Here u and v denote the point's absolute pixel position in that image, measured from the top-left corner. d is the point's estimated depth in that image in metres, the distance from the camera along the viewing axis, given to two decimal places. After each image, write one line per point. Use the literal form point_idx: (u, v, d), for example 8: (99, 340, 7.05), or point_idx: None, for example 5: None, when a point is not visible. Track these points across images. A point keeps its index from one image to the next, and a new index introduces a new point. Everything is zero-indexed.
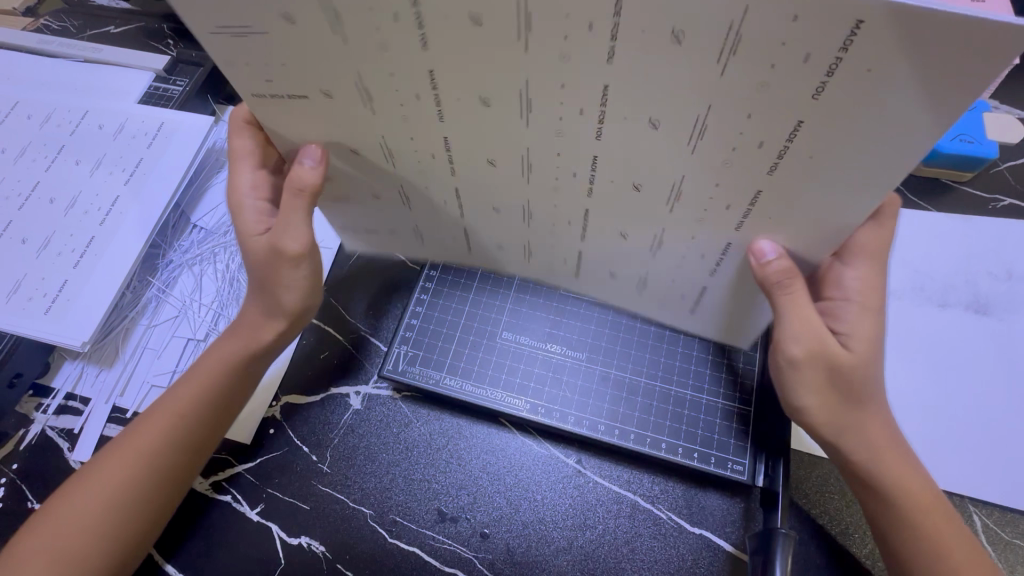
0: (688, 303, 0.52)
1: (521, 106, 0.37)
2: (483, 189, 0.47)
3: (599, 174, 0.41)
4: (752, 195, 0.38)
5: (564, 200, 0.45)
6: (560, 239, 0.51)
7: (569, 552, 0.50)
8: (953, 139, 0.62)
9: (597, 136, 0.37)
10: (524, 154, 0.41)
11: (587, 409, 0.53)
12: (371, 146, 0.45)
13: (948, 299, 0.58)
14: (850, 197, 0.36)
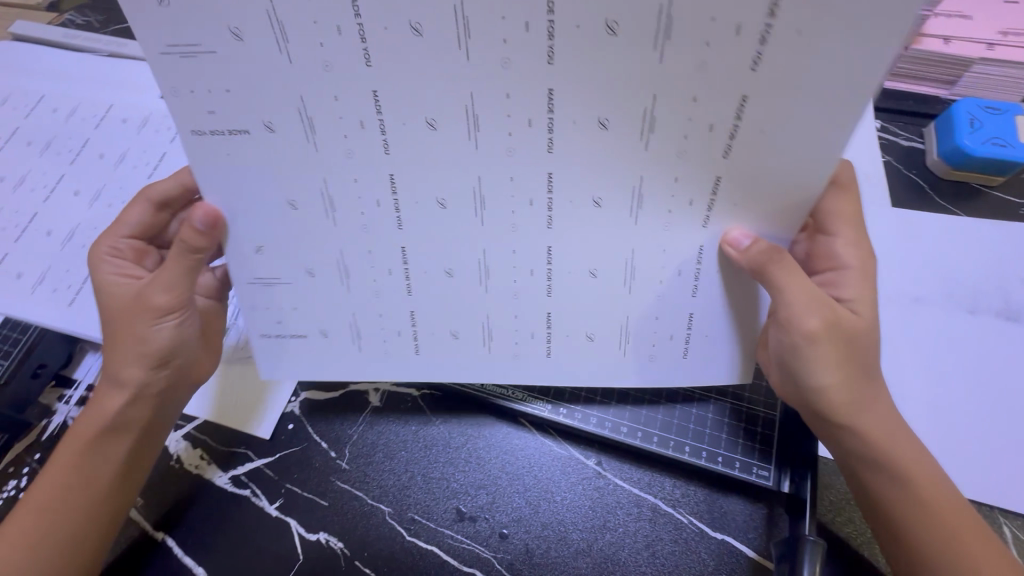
0: (645, 347, 0.49)
1: (467, 124, 0.39)
2: (430, 241, 0.45)
3: (556, 195, 0.42)
4: (712, 182, 0.40)
5: (523, 240, 0.44)
6: (484, 304, 0.48)
7: (589, 554, 0.50)
8: (983, 142, 0.61)
9: (550, 149, 0.40)
10: (473, 184, 0.42)
11: (609, 410, 0.53)
12: (310, 196, 0.43)
13: (978, 305, 0.57)
14: (807, 165, 0.38)
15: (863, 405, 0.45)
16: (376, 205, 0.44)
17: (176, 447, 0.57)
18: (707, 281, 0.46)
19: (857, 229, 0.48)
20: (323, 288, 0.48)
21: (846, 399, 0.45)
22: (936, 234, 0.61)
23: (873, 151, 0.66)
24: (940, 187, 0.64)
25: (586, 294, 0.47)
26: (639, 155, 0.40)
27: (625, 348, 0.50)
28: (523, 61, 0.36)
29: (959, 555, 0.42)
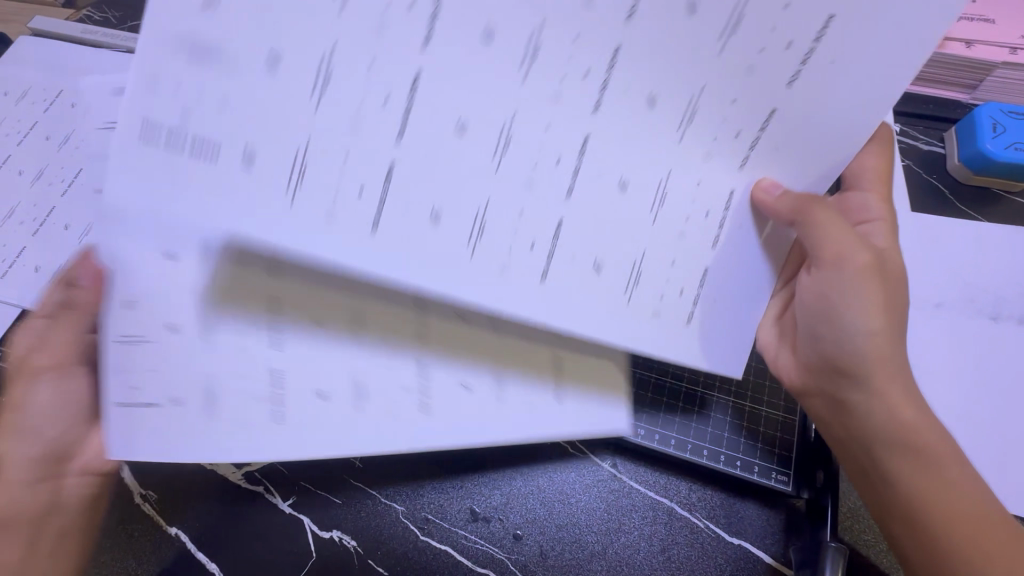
0: (648, 295, 0.45)
1: (528, 40, 0.39)
2: (434, 168, 0.40)
3: (603, 113, 0.41)
4: (765, 114, 0.42)
5: (549, 171, 0.42)
6: (485, 240, 0.42)
7: (604, 557, 0.50)
8: (1005, 147, 0.60)
9: (610, 63, 0.40)
10: (516, 105, 0.40)
11: (628, 413, 0.52)
12: (286, 138, 0.39)
13: (1001, 311, 0.56)
14: (857, 100, 0.41)
15: (892, 365, 0.44)
16: (383, 119, 0.39)
17: None
18: (734, 233, 0.45)
19: (885, 186, 0.50)
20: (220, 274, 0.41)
21: (874, 352, 0.44)
22: (959, 240, 0.60)
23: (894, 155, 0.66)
24: (962, 192, 0.64)
25: (598, 253, 0.44)
26: (694, 70, 0.40)
27: (630, 294, 0.44)
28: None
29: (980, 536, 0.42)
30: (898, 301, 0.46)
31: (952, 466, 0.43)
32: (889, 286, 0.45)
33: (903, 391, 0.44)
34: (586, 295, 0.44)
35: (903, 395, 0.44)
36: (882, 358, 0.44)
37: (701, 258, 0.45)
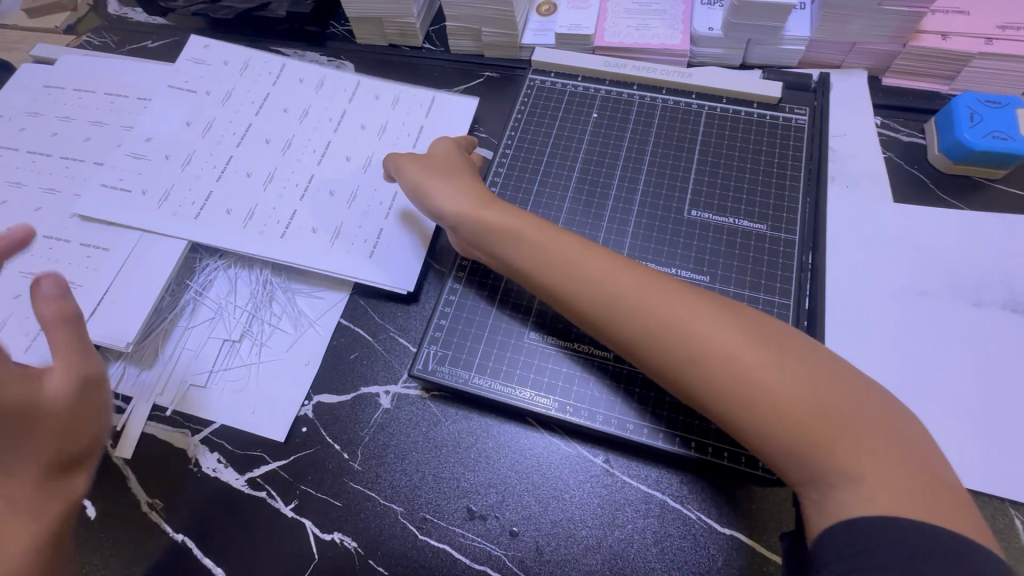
0: (348, 244, 0.66)
1: (346, 126, 0.74)
2: (272, 180, 0.70)
3: (330, 160, 0.71)
4: (344, 160, 0.72)
5: (309, 192, 0.69)
6: (303, 217, 0.67)
7: (598, 551, 0.51)
8: (983, 136, 0.61)
9: (356, 135, 0.73)
10: (305, 158, 0.71)
11: (615, 408, 0.53)
12: (208, 176, 0.70)
13: (983, 297, 0.57)
14: (318, 143, 0.73)
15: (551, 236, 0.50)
16: (251, 174, 0.70)
17: (193, 451, 0.59)
18: (409, 216, 0.67)
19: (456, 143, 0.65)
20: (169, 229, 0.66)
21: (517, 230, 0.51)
22: (940, 229, 0.61)
23: (873, 148, 0.67)
24: (943, 181, 0.65)
25: (353, 223, 0.67)
26: (355, 135, 0.74)
27: (372, 250, 0.65)
28: (331, 91, 0.76)
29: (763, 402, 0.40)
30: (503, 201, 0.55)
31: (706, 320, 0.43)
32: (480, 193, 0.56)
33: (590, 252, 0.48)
34: (307, 248, 0.65)
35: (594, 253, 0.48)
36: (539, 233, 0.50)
37: (380, 221, 0.67)
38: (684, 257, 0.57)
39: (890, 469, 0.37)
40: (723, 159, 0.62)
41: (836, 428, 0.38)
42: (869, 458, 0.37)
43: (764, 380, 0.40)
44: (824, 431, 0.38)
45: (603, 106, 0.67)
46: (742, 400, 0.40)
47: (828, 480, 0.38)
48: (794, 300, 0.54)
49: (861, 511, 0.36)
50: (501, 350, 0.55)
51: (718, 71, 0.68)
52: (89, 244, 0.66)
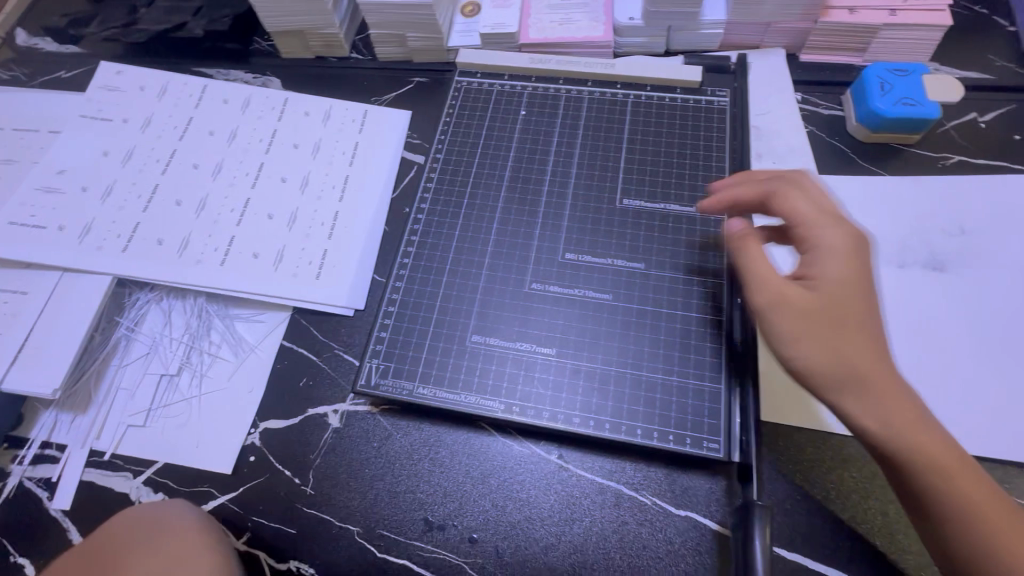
0: (293, 267, 0.65)
1: (278, 144, 0.72)
2: (205, 206, 0.67)
3: (265, 181, 0.69)
4: (281, 180, 0.70)
5: (246, 217, 0.67)
6: (241, 243, 0.65)
7: (558, 547, 0.51)
8: (895, 103, 0.63)
9: (291, 153, 0.72)
10: (239, 181, 0.69)
11: (561, 404, 0.51)
12: (133, 205, 0.67)
13: (906, 260, 0.59)
14: (251, 164, 0.70)
15: (810, 320, 0.44)
16: (180, 202, 0.67)
17: (136, 494, 0.56)
18: (353, 234, 0.67)
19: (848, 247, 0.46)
20: (95, 264, 0.63)
21: (819, 322, 0.44)
22: (863, 197, 0.63)
23: (794, 123, 0.69)
24: (861, 150, 0.67)
25: (297, 245, 0.66)
26: (289, 153, 0.72)
27: (319, 272, 0.64)
28: (261, 110, 0.74)
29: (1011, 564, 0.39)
30: (844, 264, 0.45)
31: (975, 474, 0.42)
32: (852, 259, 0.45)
33: (817, 343, 0.43)
34: (249, 275, 0.64)
35: (820, 344, 0.43)
36: (859, 325, 0.44)
37: (325, 242, 0.66)
38: (619, 246, 0.57)
39: None
40: (652, 146, 0.63)
41: None
42: None
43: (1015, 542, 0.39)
44: None
45: (531, 103, 0.67)
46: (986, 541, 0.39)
47: None
48: (727, 279, 0.55)
49: None
50: (444, 357, 0.54)
51: (642, 60, 0.69)
52: (8, 289, 0.63)
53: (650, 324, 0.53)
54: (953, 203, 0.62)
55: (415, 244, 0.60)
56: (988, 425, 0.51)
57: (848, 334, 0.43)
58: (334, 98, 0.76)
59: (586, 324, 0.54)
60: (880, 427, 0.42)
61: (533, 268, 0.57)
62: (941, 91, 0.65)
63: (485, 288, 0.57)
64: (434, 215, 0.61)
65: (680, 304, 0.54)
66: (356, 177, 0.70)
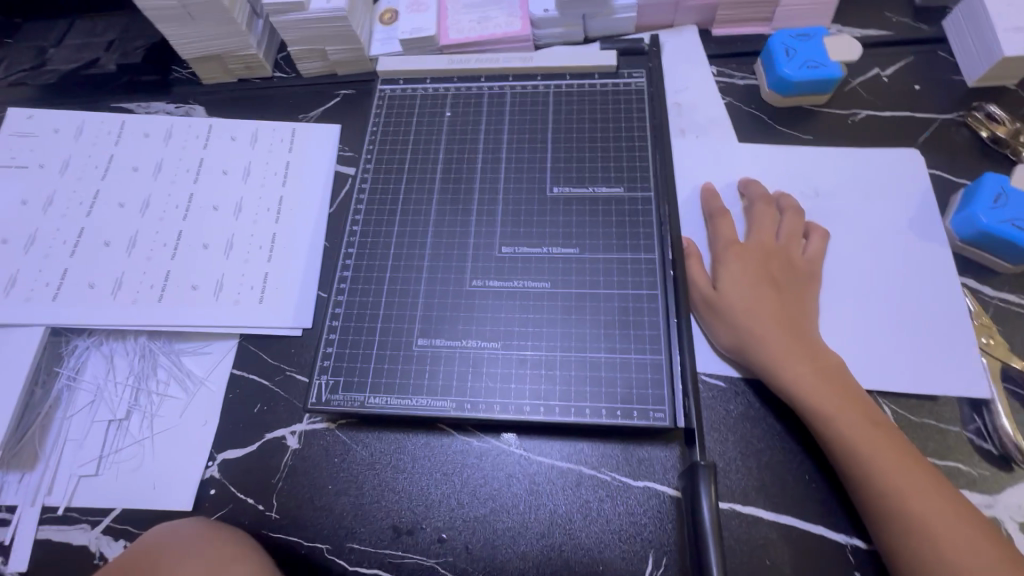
0: (234, 294, 0.64)
1: (205, 172, 0.71)
2: (136, 244, 0.66)
3: (196, 211, 0.68)
4: (213, 208, 0.68)
5: (181, 249, 0.66)
6: (178, 277, 0.64)
7: (526, 534, 0.52)
8: (800, 68, 0.66)
9: (221, 179, 0.70)
10: (168, 213, 0.68)
11: (510, 394, 0.52)
12: (61, 251, 0.65)
13: (826, 213, 0.62)
14: (179, 195, 0.69)
15: (718, 310, 0.55)
16: (109, 243, 0.66)
17: (96, 545, 0.55)
18: (292, 254, 0.66)
19: (747, 249, 0.57)
20: (25, 316, 0.61)
21: (743, 304, 0.54)
22: (782, 159, 0.65)
23: (712, 95, 0.71)
24: (777, 115, 0.69)
25: (236, 272, 0.65)
26: (219, 179, 0.71)
27: (262, 295, 0.64)
28: (185, 140, 0.73)
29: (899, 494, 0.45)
30: (743, 269, 0.56)
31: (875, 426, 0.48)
32: (775, 264, 0.56)
33: (755, 324, 0.53)
34: (190, 307, 0.63)
35: (759, 326, 0.53)
36: (780, 312, 0.53)
37: (265, 265, 0.65)
38: (554, 234, 0.58)
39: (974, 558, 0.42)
40: (577, 134, 0.64)
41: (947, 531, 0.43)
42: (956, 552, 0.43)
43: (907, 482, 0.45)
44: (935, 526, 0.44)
45: (455, 104, 0.68)
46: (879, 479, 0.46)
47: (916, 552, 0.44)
48: (658, 254, 0.56)
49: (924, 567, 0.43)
50: (393, 364, 0.54)
51: (560, 51, 0.70)
52: None
53: (590, 306, 0.54)
54: (865, 155, 0.65)
55: (353, 256, 0.60)
56: (918, 359, 0.54)
57: (769, 317, 0.53)
58: (258, 119, 0.75)
59: (529, 313, 0.55)
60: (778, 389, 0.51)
61: (471, 266, 0.58)
62: (841, 49, 0.66)
63: (427, 291, 0.57)
64: (369, 226, 0.61)
65: (616, 283, 0.55)
66: (291, 196, 0.70)
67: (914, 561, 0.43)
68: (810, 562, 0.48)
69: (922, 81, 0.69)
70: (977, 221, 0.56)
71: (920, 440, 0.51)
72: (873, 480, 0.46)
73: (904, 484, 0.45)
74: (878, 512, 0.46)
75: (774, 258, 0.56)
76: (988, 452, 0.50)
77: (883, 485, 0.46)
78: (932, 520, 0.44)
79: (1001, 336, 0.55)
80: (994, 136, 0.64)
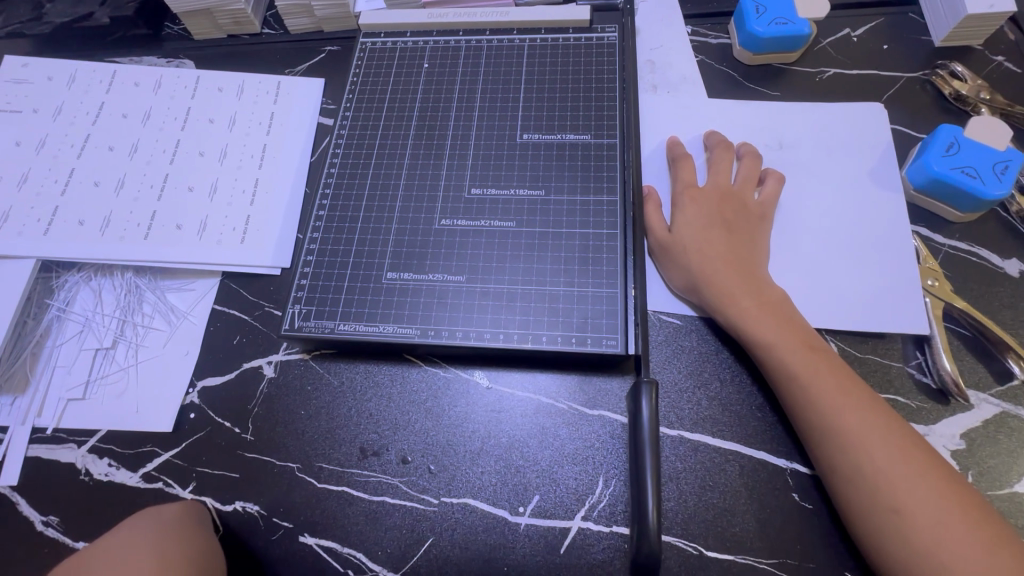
0: (217, 234, 0.66)
1: (191, 120, 0.73)
2: (126, 184, 0.69)
3: (182, 156, 0.71)
4: (199, 153, 0.71)
5: (167, 190, 0.69)
6: (163, 216, 0.67)
7: (485, 456, 0.54)
8: (769, 25, 0.67)
9: (207, 128, 0.73)
10: (157, 157, 0.70)
11: (472, 323, 0.55)
12: (53, 190, 0.68)
13: (787, 163, 0.64)
14: (165, 140, 0.72)
15: (673, 251, 0.57)
16: (100, 184, 0.69)
17: (81, 463, 0.58)
18: (274, 198, 0.69)
19: (704, 193, 0.59)
20: (17, 249, 0.64)
21: (696, 245, 0.56)
22: (749, 114, 0.67)
23: (686, 53, 0.73)
24: (747, 72, 0.71)
25: (219, 213, 0.68)
26: (205, 126, 0.73)
27: (243, 236, 0.66)
28: (172, 89, 0.75)
29: (834, 415, 0.48)
30: (698, 212, 0.58)
31: (816, 353, 0.51)
32: (729, 206, 0.58)
33: (706, 263, 0.55)
34: (173, 245, 0.66)
35: (710, 264, 0.55)
36: (730, 252, 0.55)
37: (247, 208, 0.68)
38: (521, 177, 0.61)
39: (903, 472, 0.45)
40: (549, 85, 0.66)
41: (880, 448, 0.46)
42: (886, 465, 0.45)
43: (843, 405, 0.48)
44: (868, 444, 0.46)
45: (433, 56, 0.70)
46: (817, 401, 0.48)
47: (847, 467, 0.46)
48: (620, 196, 0.58)
49: (858, 483, 0.46)
50: (362, 297, 0.57)
51: (537, 6, 0.71)
52: None
53: (552, 243, 0.57)
54: (829, 109, 0.66)
55: (330, 196, 0.63)
56: (865, 298, 0.56)
57: (720, 256, 0.55)
58: (245, 72, 0.77)
59: (494, 249, 0.57)
60: (726, 323, 0.53)
61: (441, 206, 0.60)
62: (807, 7, 0.67)
63: (398, 230, 0.60)
64: (345, 170, 0.64)
65: (578, 223, 0.58)
66: (274, 145, 0.72)
67: (846, 471, 0.46)
68: (750, 484, 0.51)
69: (890, 41, 0.71)
70: (930, 170, 0.58)
71: (860, 374, 0.54)
72: (809, 400, 0.49)
73: (837, 403, 0.48)
74: (814, 431, 0.48)
75: (728, 201, 0.59)
76: (927, 386, 0.53)
77: (820, 408, 0.48)
78: (863, 434, 0.47)
79: (948, 280, 0.57)
80: (956, 93, 0.65)
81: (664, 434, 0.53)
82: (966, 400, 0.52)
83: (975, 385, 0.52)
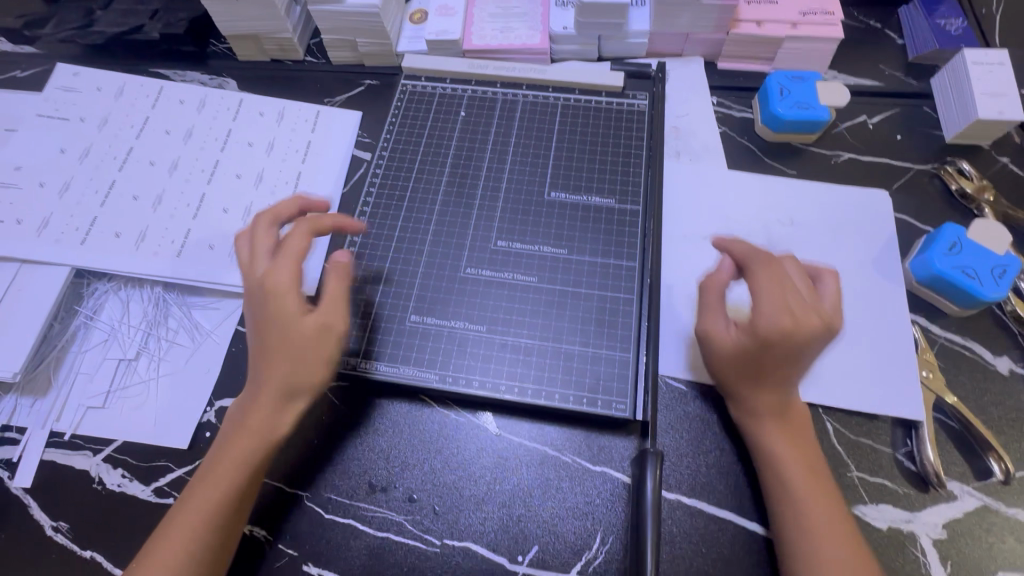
0: None
1: (231, 142, 0.76)
2: (164, 200, 0.71)
3: (219, 177, 0.73)
4: (235, 176, 0.74)
5: (202, 209, 0.71)
6: (196, 236, 0.69)
7: (489, 502, 0.57)
8: (792, 108, 0.71)
9: (245, 152, 0.76)
10: (195, 176, 0.73)
11: (488, 373, 0.57)
12: (93, 200, 0.70)
13: (799, 242, 0.67)
14: (204, 160, 0.74)
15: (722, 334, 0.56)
16: (137, 198, 0.71)
17: (96, 471, 0.60)
18: None
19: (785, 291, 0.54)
20: (52, 255, 0.66)
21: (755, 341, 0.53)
22: (765, 190, 0.71)
23: (710, 123, 0.76)
24: (767, 148, 0.75)
25: None
26: (243, 149, 0.76)
27: None
28: (216, 111, 0.78)
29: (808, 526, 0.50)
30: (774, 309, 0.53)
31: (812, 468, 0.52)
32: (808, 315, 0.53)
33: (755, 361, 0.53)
34: (204, 265, 0.68)
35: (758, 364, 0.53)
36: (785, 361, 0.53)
37: None
38: (545, 235, 0.64)
39: None
40: (578, 145, 0.69)
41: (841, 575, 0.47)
42: None
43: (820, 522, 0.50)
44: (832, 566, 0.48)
45: (470, 105, 0.73)
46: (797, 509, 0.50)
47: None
48: (638, 262, 0.61)
49: None
50: (385, 337, 0.59)
51: (572, 67, 0.75)
52: None
53: (570, 302, 0.60)
54: (841, 193, 0.70)
55: (360, 234, 0.65)
56: (864, 383, 0.58)
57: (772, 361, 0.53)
58: (286, 99, 0.80)
59: (515, 303, 0.60)
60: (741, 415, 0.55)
61: (468, 255, 0.63)
62: (829, 94, 0.71)
63: (424, 274, 0.62)
64: (377, 209, 0.67)
65: (596, 285, 0.60)
66: (309, 174, 0.75)
67: None
68: (740, 555, 0.53)
69: (903, 132, 0.74)
70: (932, 265, 0.61)
71: (853, 456, 0.56)
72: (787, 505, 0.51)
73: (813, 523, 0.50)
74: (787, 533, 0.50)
75: (798, 332, 0.52)
76: (914, 473, 0.55)
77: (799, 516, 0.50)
78: (827, 567, 0.48)
79: (941, 372, 0.60)
80: (962, 190, 0.69)
81: (663, 497, 0.55)
82: (949, 491, 0.54)
83: (961, 477, 0.55)
